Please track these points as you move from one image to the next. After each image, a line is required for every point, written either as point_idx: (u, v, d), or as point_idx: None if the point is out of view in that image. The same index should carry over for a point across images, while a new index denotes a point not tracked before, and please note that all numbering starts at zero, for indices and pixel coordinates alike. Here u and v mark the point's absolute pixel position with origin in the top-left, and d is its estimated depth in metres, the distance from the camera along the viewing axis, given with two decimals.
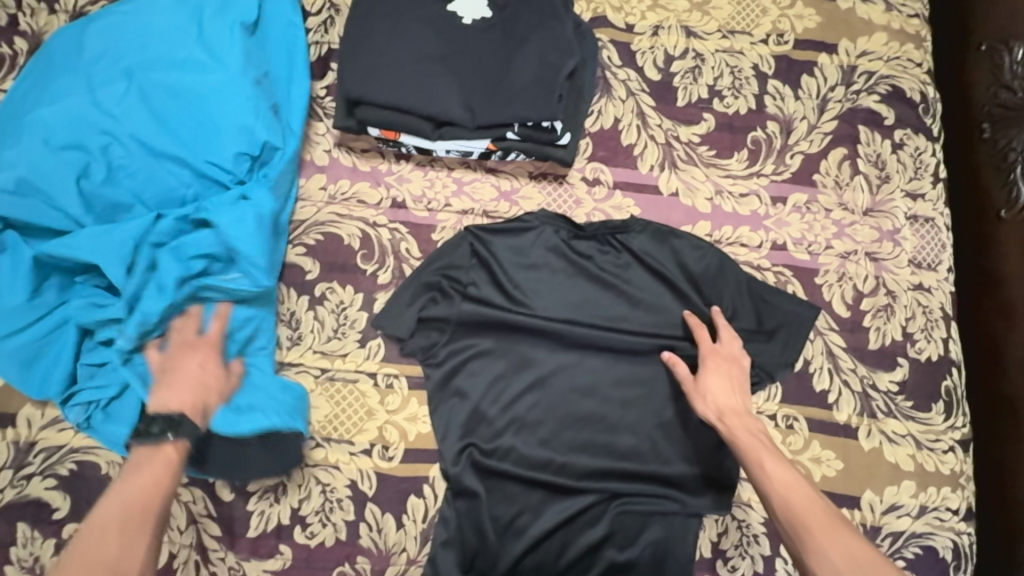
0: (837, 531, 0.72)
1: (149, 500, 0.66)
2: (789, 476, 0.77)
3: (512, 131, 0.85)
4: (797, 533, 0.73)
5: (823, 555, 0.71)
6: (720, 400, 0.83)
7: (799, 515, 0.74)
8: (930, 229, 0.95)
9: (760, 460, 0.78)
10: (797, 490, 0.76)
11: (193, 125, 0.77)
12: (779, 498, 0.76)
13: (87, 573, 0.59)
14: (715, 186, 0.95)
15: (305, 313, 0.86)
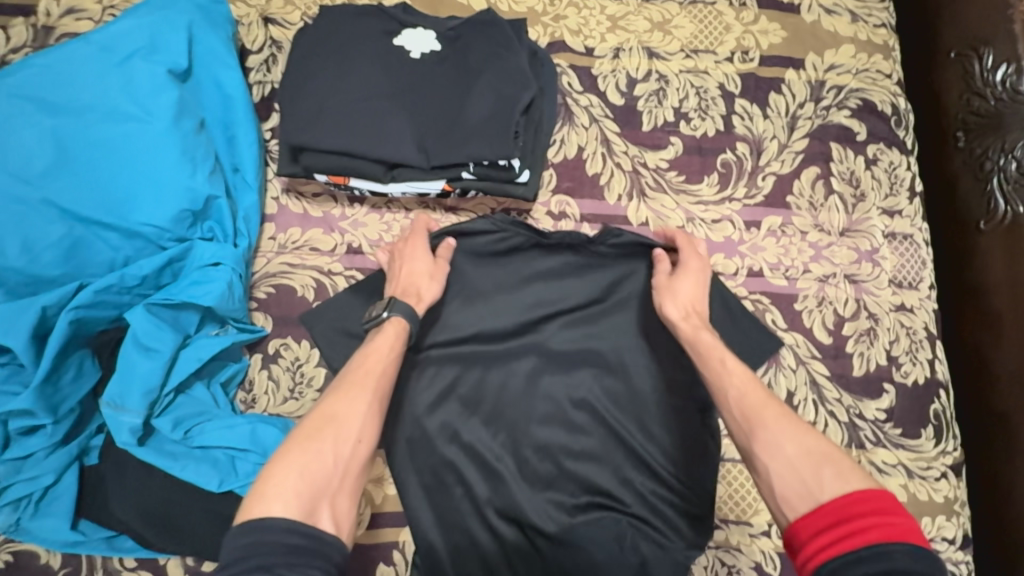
0: (791, 421, 0.64)
1: (383, 363, 0.69)
2: (746, 375, 0.69)
3: (467, 170, 0.79)
4: (748, 427, 0.65)
5: (776, 447, 0.62)
6: (687, 300, 0.79)
7: (754, 408, 0.66)
8: (909, 246, 0.92)
9: (710, 365, 0.72)
10: (752, 389, 0.68)
11: (124, 184, 0.70)
12: (734, 393, 0.68)
13: (330, 406, 0.62)
14: (686, 214, 0.91)
15: (258, 373, 0.80)
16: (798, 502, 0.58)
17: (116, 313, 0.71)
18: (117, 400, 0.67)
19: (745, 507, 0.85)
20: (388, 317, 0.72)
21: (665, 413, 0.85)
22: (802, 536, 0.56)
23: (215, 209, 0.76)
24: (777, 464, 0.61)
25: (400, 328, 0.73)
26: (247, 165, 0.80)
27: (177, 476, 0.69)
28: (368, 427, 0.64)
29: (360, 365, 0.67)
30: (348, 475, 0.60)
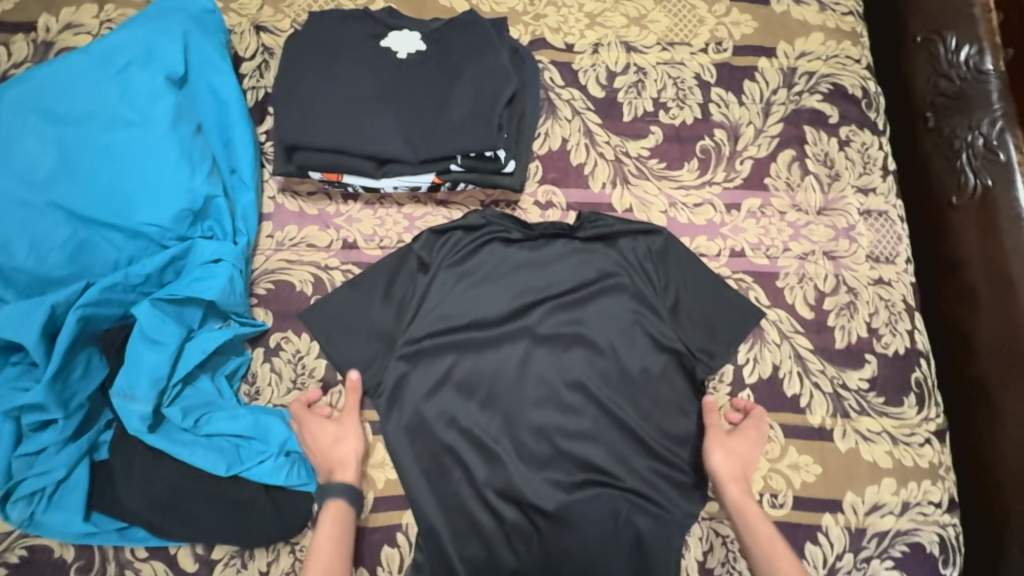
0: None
1: (333, 549, 0.70)
2: (790, 559, 0.77)
3: (455, 163, 0.83)
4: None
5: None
6: (732, 466, 0.83)
7: (781, 568, 0.77)
8: (884, 222, 0.96)
9: (746, 503, 0.81)
10: (781, 543, 0.79)
11: (125, 186, 0.74)
12: (763, 540, 0.79)
13: None
14: (668, 199, 0.94)
15: (261, 366, 0.83)
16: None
17: (122, 311, 0.74)
18: (127, 391, 0.70)
19: None
20: (325, 505, 0.72)
21: (655, 391, 0.88)
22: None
23: (213, 209, 0.79)
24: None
25: (340, 509, 0.72)
26: (243, 166, 0.83)
27: (186, 463, 0.72)
28: None
29: (310, 574, 0.68)
30: None
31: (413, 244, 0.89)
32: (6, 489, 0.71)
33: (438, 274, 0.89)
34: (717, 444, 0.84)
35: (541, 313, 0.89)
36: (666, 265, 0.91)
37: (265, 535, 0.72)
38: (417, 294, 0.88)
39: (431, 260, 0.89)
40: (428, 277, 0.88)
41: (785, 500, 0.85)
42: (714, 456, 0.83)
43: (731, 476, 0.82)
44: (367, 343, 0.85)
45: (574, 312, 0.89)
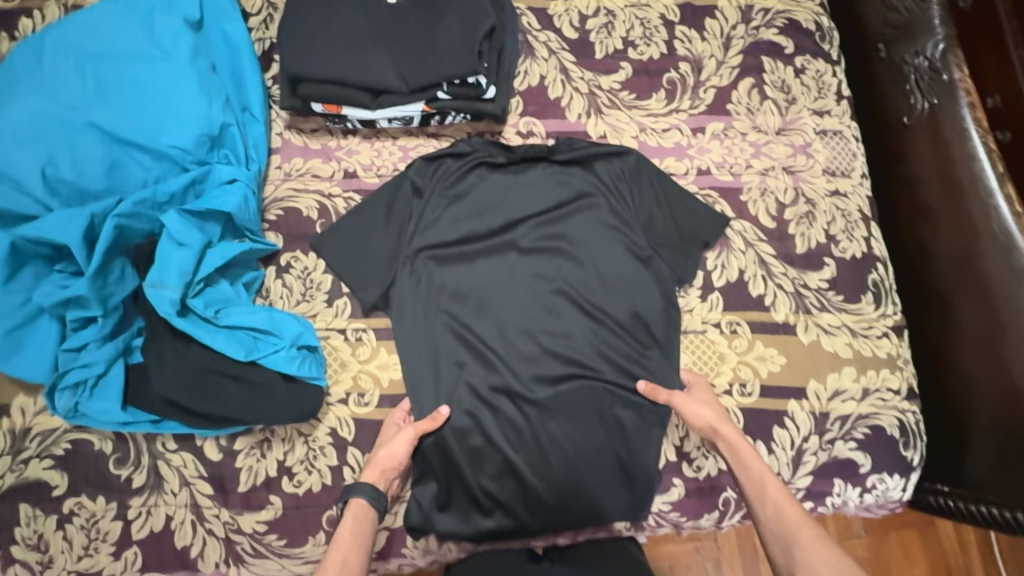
0: (823, 542, 0.75)
1: (346, 547, 0.76)
2: (787, 502, 0.79)
3: (442, 91, 0.93)
4: (784, 543, 0.77)
5: (809, 568, 0.73)
6: (708, 419, 0.86)
7: (790, 526, 0.77)
8: (839, 141, 1.04)
9: (747, 472, 0.83)
10: (786, 502, 0.79)
11: (151, 113, 0.84)
12: (770, 506, 0.80)
13: None
14: (639, 125, 1.03)
15: (273, 282, 0.93)
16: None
17: (150, 224, 0.84)
18: (158, 281, 0.79)
19: (709, 371, 0.95)
20: (351, 500, 0.81)
21: (633, 294, 0.96)
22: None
23: (228, 137, 0.89)
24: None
25: (363, 509, 0.81)
26: (254, 103, 0.93)
27: (208, 346, 0.81)
28: None
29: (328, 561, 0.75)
30: None
31: (407, 170, 0.98)
32: (53, 380, 0.80)
33: (431, 197, 0.98)
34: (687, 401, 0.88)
35: (526, 229, 0.98)
36: (638, 181, 0.99)
37: (282, 415, 0.81)
38: (413, 215, 0.97)
39: (425, 185, 0.98)
40: (422, 200, 0.98)
41: (753, 388, 0.94)
42: (695, 410, 0.87)
43: (728, 453, 0.85)
44: (373, 258, 0.94)
45: (555, 226, 0.98)
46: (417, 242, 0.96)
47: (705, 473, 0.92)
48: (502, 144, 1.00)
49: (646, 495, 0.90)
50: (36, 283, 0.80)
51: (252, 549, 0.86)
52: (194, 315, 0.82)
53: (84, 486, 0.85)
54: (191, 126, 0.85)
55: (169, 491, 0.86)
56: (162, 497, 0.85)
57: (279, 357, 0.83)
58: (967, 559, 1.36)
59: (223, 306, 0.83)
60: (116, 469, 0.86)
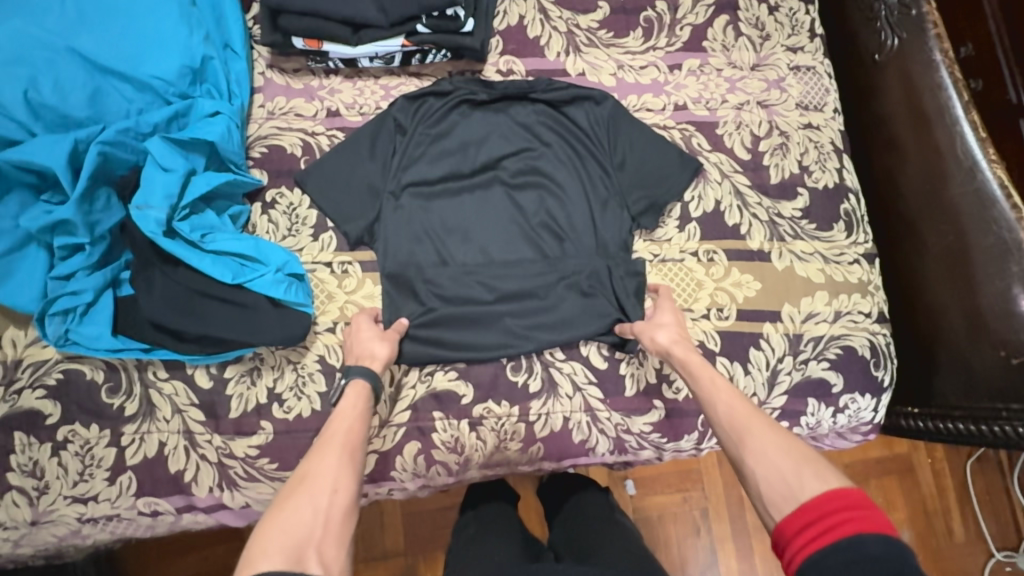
0: (775, 433, 0.71)
1: (348, 418, 0.77)
2: (738, 396, 0.77)
3: (421, 24, 0.95)
4: (737, 436, 0.73)
5: (761, 456, 0.69)
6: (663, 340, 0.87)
7: (741, 421, 0.74)
8: (812, 76, 1.07)
9: (703, 377, 0.81)
10: (739, 401, 0.77)
11: (133, 43, 0.86)
12: (722, 406, 0.77)
13: (295, 522, 0.62)
14: (617, 63, 1.05)
15: (259, 218, 0.94)
16: (783, 504, 0.64)
17: (134, 154, 0.85)
18: (143, 202, 0.81)
19: (688, 297, 0.97)
20: (348, 380, 0.81)
21: (613, 225, 0.98)
22: (787, 533, 0.62)
23: (210, 71, 0.91)
24: (763, 467, 0.68)
25: (361, 388, 0.81)
26: (235, 39, 0.95)
27: (195, 268, 0.83)
28: (343, 481, 0.69)
29: (331, 426, 0.75)
30: (330, 523, 0.65)
31: (389, 108, 0.98)
32: (42, 307, 0.82)
33: (412, 133, 0.98)
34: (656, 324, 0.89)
35: (504, 166, 0.99)
36: (616, 118, 1.00)
37: (267, 336, 0.84)
38: (397, 152, 0.97)
39: (407, 122, 0.98)
40: (404, 137, 0.98)
41: (730, 312, 0.97)
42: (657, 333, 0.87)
43: (684, 365, 0.83)
44: (356, 191, 0.95)
45: (534, 163, 1.00)
46: (402, 176, 0.97)
47: (685, 395, 0.95)
48: (482, 81, 1.01)
49: (624, 412, 0.94)
50: (22, 210, 0.82)
51: (244, 474, 0.88)
52: (179, 241, 0.83)
53: (77, 413, 0.86)
54: (173, 57, 0.86)
55: (162, 419, 0.87)
56: (154, 424, 0.87)
57: (265, 280, 0.85)
58: (943, 502, 1.40)
59: (208, 232, 0.85)
60: (108, 398, 0.87)
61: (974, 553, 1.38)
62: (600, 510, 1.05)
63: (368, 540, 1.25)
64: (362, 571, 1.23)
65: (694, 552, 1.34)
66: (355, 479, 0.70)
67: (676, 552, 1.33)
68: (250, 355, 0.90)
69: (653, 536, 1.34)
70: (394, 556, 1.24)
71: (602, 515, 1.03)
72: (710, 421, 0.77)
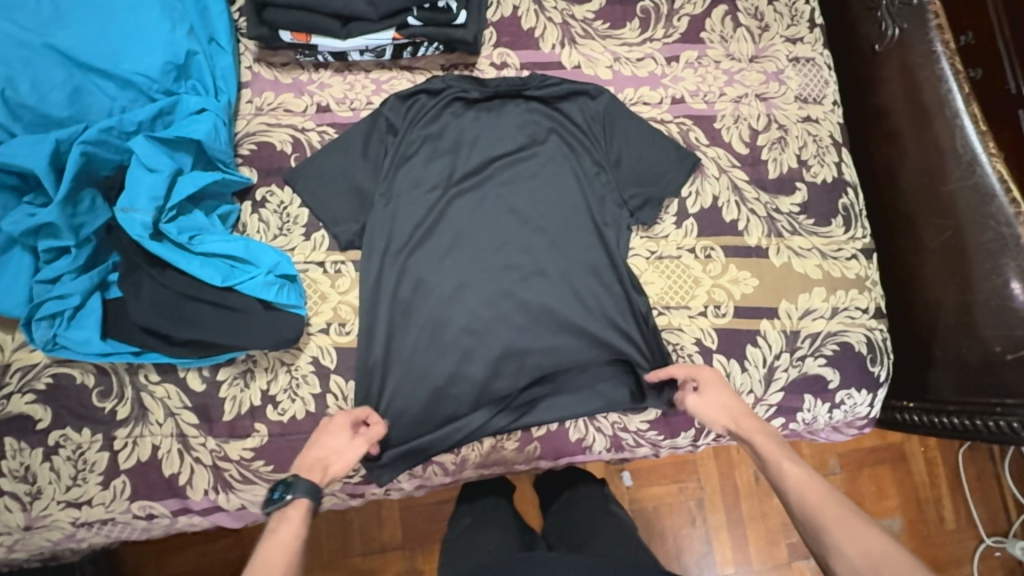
0: (859, 523, 0.65)
1: (288, 548, 0.68)
2: (810, 476, 0.73)
3: (412, 16, 0.92)
4: (811, 529, 0.68)
5: (839, 550, 0.64)
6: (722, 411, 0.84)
7: (817, 509, 0.69)
8: (811, 68, 1.05)
9: (772, 451, 0.78)
10: (812, 483, 0.72)
11: (115, 38, 0.83)
12: (793, 493, 0.72)
13: None
14: (613, 55, 1.03)
15: (249, 217, 0.92)
16: None
17: (119, 154, 0.83)
18: (128, 205, 0.79)
19: (685, 294, 0.96)
20: (290, 499, 0.73)
21: (610, 224, 0.97)
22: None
23: (195, 66, 0.88)
24: (840, 564, 0.63)
25: (303, 507, 0.74)
26: (220, 33, 0.92)
27: (184, 271, 0.82)
28: None
29: (264, 559, 0.66)
30: None
31: (381, 107, 0.96)
32: (29, 311, 0.80)
33: (405, 134, 0.96)
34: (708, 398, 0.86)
35: (498, 168, 0.97)
36: (612, 112, 0.99)
37: (261, 339, 0.83)
38: (389, 152, 0.95)
39: (399, 123, 0.96)
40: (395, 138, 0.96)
41: (727, 309, 0.96)
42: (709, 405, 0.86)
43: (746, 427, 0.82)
44: (347, 190, 0.93)
45: (528, 162, 0.98)
46: (393, 179, 0.95)
47: None
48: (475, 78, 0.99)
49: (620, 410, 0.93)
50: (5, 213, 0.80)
51: (239, 476, 0.88)
52: (168, 244, 0.81)
53: (68, 418, 0.85)
54: (155, 52, 0.84)
55: (154, 422, 0.86)
56: (147, 428, 0.86)
57: (256, 282, 0.83)
58: (936, 491, 1.41)
59: (197, 233, 0.83)
60: (99, 402, 0.86)
61: (965, 540, 1.39)
62: (595, 503, 1.04)
63: (366, 534, 1.25)
64: (361, 564, 1.24)
65: (691, 542, 1.35)
66: None
67: (672, 542, 1.34)
68: (243, 357, 0.89)
69: (650, 527, 1.34)
70: (394, 549, 1.25)
71: (597, 508, 1.03)
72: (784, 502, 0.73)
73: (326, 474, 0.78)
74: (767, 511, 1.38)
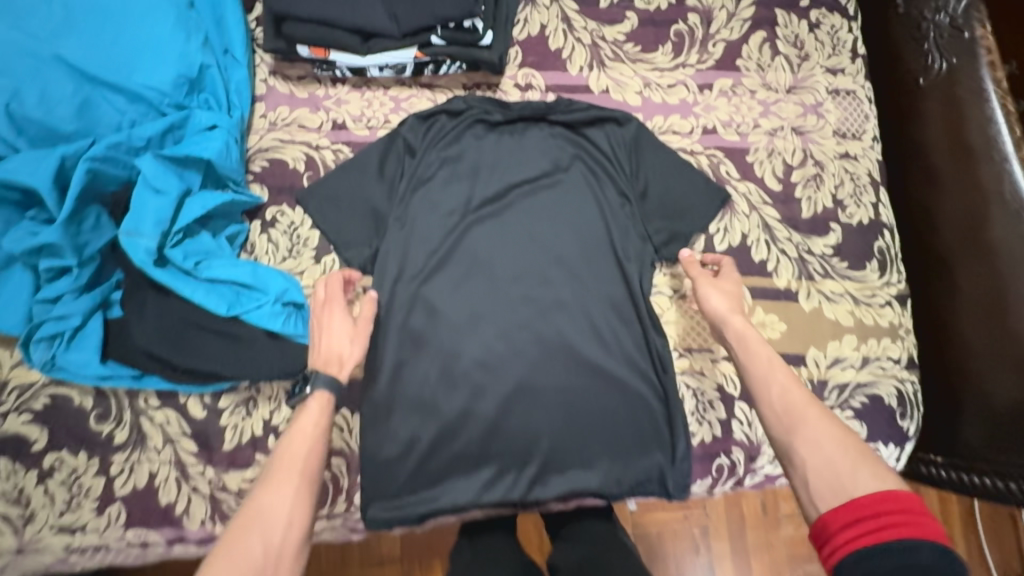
0: (828, 424, 0.70)
1: (310, 447, 0.70)
2: (790, 377, 0.75)
3: (436, 35, 0.87)
4: (786, 423, 0.71)
5: (816, 447, 0.68)
6: (720, 308, 0.84)
7: (796, 408, 0.72)
8: (851, 101, 0.99)
9: (753, 354, 0.78)
10: (795, 386, 0.74)
11: (126, 49, 0.80)
12: (777, 392, 0.74)
13: None
14: (643, 80, 0.98)
15: (258, 237, 0.88)
16: (830, 496, 0.64)
17: (127, 171, 0.80)
18: (133, 229, 0.76)
19: (707, 337, 0.92)
20: (311, 393, 0.74)
21: (634, 259, 0.92)
22: (832, 527, 0.61)
23: (208, 80, 0.85)
24: (813, 458, 0.67)
25: (325, 400, 0.74)
26: (235, 44, 0.88)
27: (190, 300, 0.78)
28: (300, 512, 0.66)
29: (287, 449, 0.70)
30: (281, 572, 0.62)
31: (400, 127, 0.92)
32: (28, 332, 0.77)
33: (424, 156, 0.92)
34: (707, 283, 0.86)
35: (518, 196, 0.93)
36: (639, 141, 0.94)
37: (266, 370, 0.79)
38: (405, 174, 0.91)
39: (418, 144, 0.92)
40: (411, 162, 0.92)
41: None
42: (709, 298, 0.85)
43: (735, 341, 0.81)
44: (361, 213, 0.89)
45: (550, 190, 0.94)
46: (406, 202, 0.91)
47: (699, 439, 0.90)
48: (499, 100, 0.95)
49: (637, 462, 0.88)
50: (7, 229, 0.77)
51: (238, 507, 0.84)
52: (174, 269, 0.78)
53: (65, 440, 0.83)
54: (168, 66, 0.80)
55: (153, 448, 0.84)
56: (145, 454, 0.83)
57: (263, 312, 0.80)
58: None
59: (204, 260, 0.80)
60: (98, 425, 0.84)
61: None
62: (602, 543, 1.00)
63: None
64: None
65: (693, 569, 1.31)
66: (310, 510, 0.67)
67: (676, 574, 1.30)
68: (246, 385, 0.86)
69: (652, 553, 1.30)
70: None
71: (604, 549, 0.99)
72: (759, 408, 0.75)
73: (345, 368, 0.77)
74: (773, 541, 1.34)
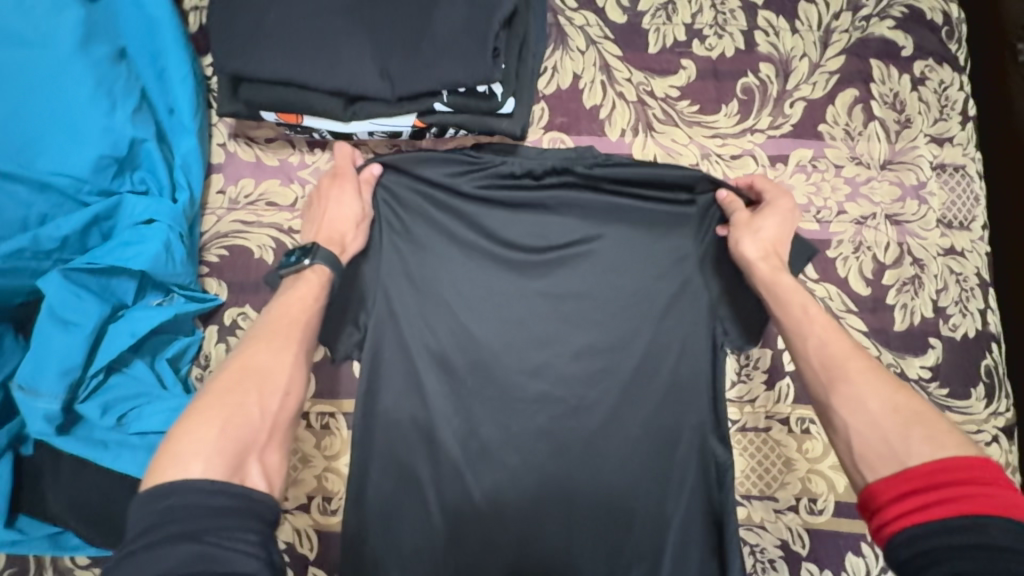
0: (877, 377, 0.53)
1: (309, 310, 0.58)
2: (828, 320, 0.58)
3: (440, 101, 0.67)
4: (824, 378, 0.55)
5: (858, 406, 0.52)
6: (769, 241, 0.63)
7: (835, 361, 0.55)
8: (961, 179, 0.79)
9: (781, 285, 0.61)
10: (833, 334, 0.57)
11: (29, 124, 0.61)
12: (815, 339, 0.57)
13: (219, 437, 0.47)
14: (700, 149, 0.78)
15: (214, 347, 0.70)
16: (880, 465, 0.49)
17: (35, 282, 0.62)
18: (30, 384, 0.58)
19: (770, 480, 0.75)
20: (309, 265, 0.60)
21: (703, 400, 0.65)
22: (876, 499, 0.48)
23: (144, 155, 0.65)
24: (857, 421, 0.52)
25: (320, 276, 0.60)
26: (181, 104, 0.68)
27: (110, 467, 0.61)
28: (296, 377, 0.55)
29: (277, 309, 0.57)
30: (274, 429, 0.52)
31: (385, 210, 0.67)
32: None
33: (419, 231, 0.68)
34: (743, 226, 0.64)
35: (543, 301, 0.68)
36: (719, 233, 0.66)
37: None
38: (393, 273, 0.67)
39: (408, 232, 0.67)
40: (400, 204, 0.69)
41: (826, 505, 0.74)
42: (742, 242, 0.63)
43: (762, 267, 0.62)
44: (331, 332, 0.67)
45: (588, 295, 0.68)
46: (391, 305, 0.67)
47: None
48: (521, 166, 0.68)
49: None
50: None
51: None
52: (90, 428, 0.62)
53: None
54: (87, 144, 0.62)
55: None
56: None
57: None
58: None
59: (131, 411, 0.62)
60: None
61: None
62: None
63: None
64: None
65: None
66: (297, 365, 0.56)
67: None
68: None
69: None
70: None
71: None
72: (795, 354, 0.58)
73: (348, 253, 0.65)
74: None
